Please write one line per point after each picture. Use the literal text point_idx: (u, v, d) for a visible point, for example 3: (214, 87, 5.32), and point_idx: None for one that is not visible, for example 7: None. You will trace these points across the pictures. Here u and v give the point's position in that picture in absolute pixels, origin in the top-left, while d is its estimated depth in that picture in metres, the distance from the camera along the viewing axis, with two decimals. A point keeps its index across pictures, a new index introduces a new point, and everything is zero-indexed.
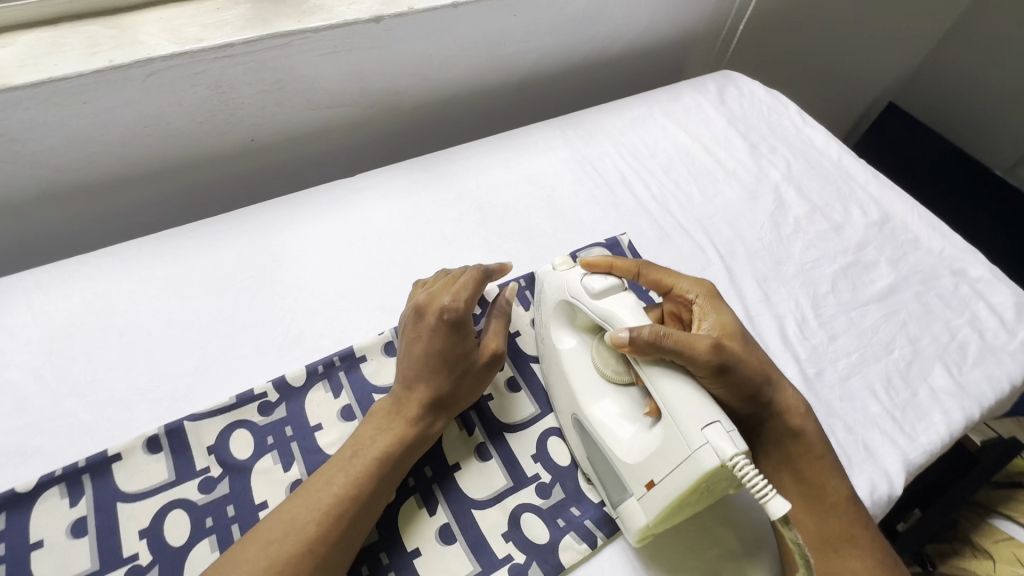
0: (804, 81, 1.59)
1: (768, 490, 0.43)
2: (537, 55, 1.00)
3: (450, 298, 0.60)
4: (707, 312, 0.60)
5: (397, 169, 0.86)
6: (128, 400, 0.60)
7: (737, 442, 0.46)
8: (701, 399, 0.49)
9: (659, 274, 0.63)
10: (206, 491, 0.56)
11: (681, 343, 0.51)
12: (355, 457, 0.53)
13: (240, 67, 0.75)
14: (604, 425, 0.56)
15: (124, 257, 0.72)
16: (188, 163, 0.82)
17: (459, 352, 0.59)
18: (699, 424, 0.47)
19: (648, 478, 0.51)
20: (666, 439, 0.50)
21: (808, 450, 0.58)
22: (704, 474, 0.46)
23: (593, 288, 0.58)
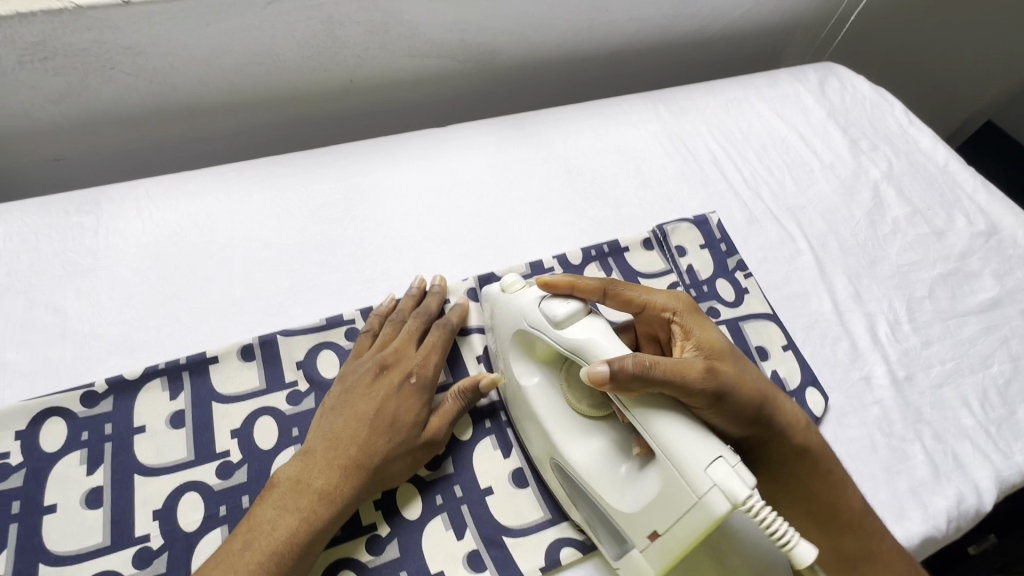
0: (901, 86, 1.50)
1: (791, 536, 0.39)
2: (635, 25, 0.97)
3: (414, 359, 0.57)
4: (690, 329, 0.52)
5: (487, 124, 0.85)
6: (226, 310, 0.63)
7: (747, 477, 0.41)
8: (701, 432, 0.43)
9: (629, 292, 0.55)
10: (294, 403, 0.57)
11: (669, 369, 0.44)
12: (295, 500, 0.48)
13: (353, 5, 0.76)
14: (593, 471, 0.50)
15: (225, 176, 0.74)
16: (288, 97, 0.84)
17: (413, 419, 0.54)
18: (703, 466, 0.42)
19: (650, 528, 0.46)
20: (665, 487, 0.44)
21: (818, 466, 0.52)
22: (715, 520, 0.41)
23: (554, 317, 0.50)
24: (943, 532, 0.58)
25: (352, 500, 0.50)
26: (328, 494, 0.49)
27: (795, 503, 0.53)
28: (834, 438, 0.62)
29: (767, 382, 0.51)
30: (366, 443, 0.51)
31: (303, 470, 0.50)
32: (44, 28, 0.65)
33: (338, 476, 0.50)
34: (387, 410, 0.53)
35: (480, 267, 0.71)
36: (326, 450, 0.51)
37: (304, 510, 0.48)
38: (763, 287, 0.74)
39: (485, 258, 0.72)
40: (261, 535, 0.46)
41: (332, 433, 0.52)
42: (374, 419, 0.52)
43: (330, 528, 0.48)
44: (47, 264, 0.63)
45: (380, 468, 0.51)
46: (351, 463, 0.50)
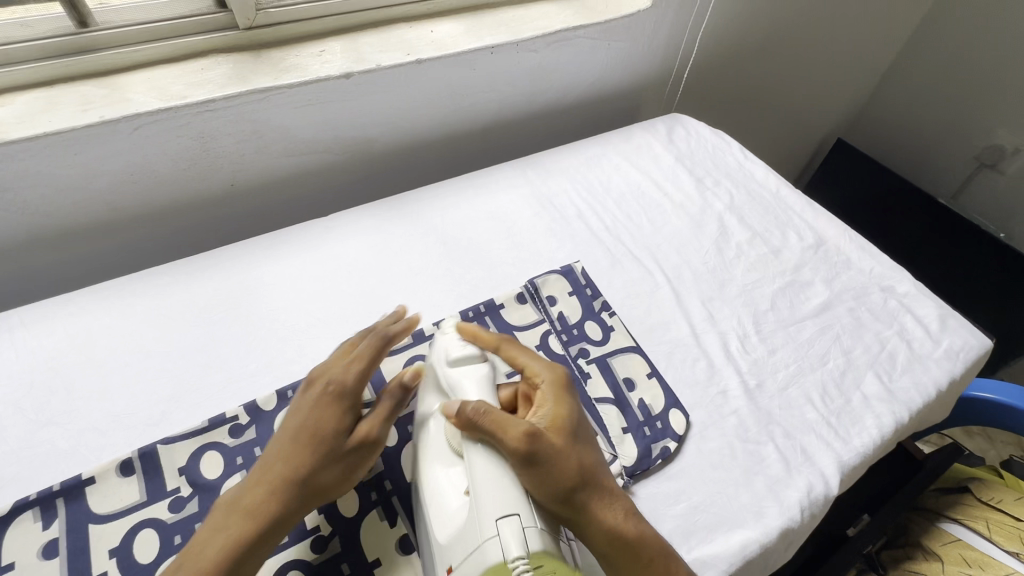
0: (754, 122, 1.72)
1: None
2: (498, 104, 1.09)
3: (336, 370, 0.60)
4: (545, 400, 0.58)
5: (368, 210, 0.92)
6: (104, 427, 0.64)
7: (525, 542, 0.47)
8: (506, 486, 0.50)
9: (516, 353, 0.63)
10: (175, 511, 0.58)
11: (494, 425, 0.52)
12: (226, 521, 0.52)
13: (222, 120, 0.82)
14: (433, 497, 0.54)
15: (105, 293, 0.76)
16: (170, 208, 0.88)
17: (334, 427, 0.56)
18: (495, 516, 0.48)
19: (448, 562, 0.50)
20: (468, 524, 0.50)
21: (639, 556, 0.54)
22: (487, 568, 0.47)
23: (450, 355, 0.61)
24: (798, 521, 0.64)
25: (289, 512, 0.53)
26: (257, 508, 0.52)
27: None
28: (697, 451, 0.69)
29: (596, 467, 0.56)
30: (290, 456, 0.54)
31: (235, 495, 0.54)
32: None
33: (266, 491, 0.53)
34: (309, 424, 0.56)
35: None
36: (263, 470, 0.54)
37: (235, 526, 0.51)
38: (627, 322, 0.82)
39: None
40: (200, 548, 0.50)
41: (267, 455, 0.56)
42: (298, 436, 0.55)
43: (267, 539, 0.52)
44: None
45: (310, 479, 0.54)
46: (283, 475, 0.54)
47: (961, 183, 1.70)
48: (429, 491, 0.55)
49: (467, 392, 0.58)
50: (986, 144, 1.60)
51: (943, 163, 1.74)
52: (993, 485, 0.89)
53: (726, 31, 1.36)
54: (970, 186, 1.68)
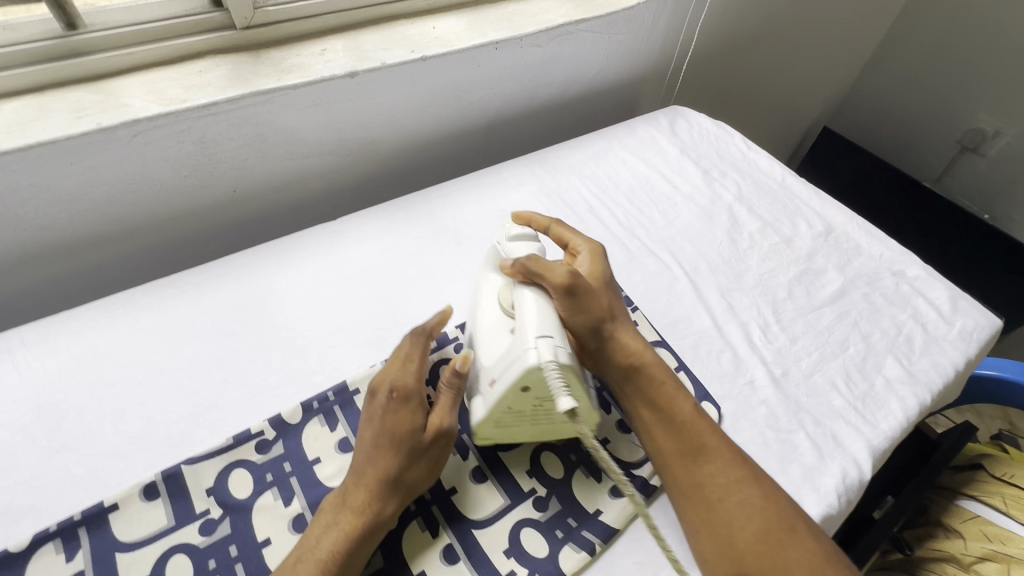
0: (745, 111, 1.73)
1: (560, 391, 0.52)
2: (501, 100, 1.07)
3: (393, 375, 0.58)
4: (582, 261, 0.71)
5: (377, 213, 0.90)
6: (123, 450, 0.61)
7: (557, 354, 0.54)
8: (543, 313, 0.58)
9: (563, 232, 0.75)
10: (206, 534, 0.56)
11: (542, 267, 0.62)
12: (332, 522, 0.53)
13: (223, 123, 0.79)
14: (482, 333, 0.62)
15: (110, 309, 0.72)
16: (170, 217, 0.84)
17: (411, 428, 0.55)
18: (534, 334, 0.56)
19: (490, 377, 0.58)
20: (511, 347, 0.57)
21: (653, 380, 0.64)
22: (523, 370, 0.54)
23: (509, 233, 0.71)
24: (837, 508, 0.64)
25: (386, 512, 0.54)
26: (363, 509, 0.53)
27: (644, 416, 0.64)
28: None
29: (619, 311, 0.68)
30: (377, 461, 0.55)
31: (334, 499, 0.55)
32: None
33: (364, 494, 0.54)
34: (386, 429, 0.55)
35: (387, 350, 0.73)
36: (353, 477, 0.55)
37: (344, 528, 0.52)
38: (650, 317, 0.82)
39: (390, 341, 0.74)
40: (306, 552, 0.51)
41: (355, 463, 0.56)
42: (377, 440, 0.55)
43: (369, 540, 0.53)
44: None
45: (399, 479, 0.55)
46: (374, 478, 0.54)
47: (945, 166, 1.74)
48: (477, 336, 0.63)
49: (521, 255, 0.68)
50: (967, 128, 1.64)
51: (926, 144, 1.77)
52: (1003, 460, 0.91)
53: (719, 24, 1.37)
54: (953, 169, 1.71)
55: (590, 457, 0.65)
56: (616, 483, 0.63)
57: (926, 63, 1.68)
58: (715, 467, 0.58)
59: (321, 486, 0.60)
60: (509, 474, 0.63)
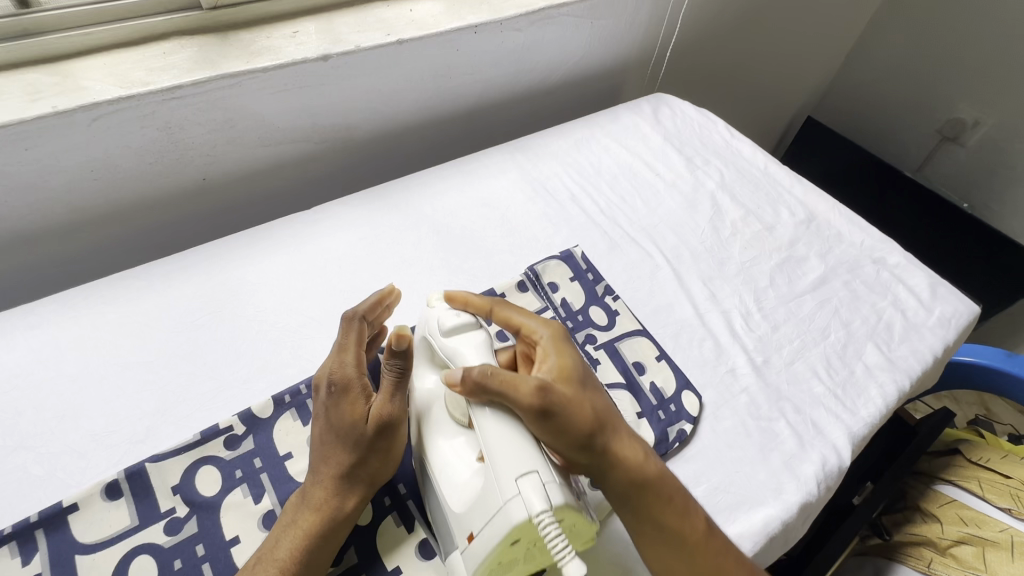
0: (729, 99, 1.73)
1: (564, 554, 0.44)
2: (482, 86, 1.05)
3: (327, 368, 0.55)
4: (548, 354, 0.57)
5: (354, 201, 0.88)
6: (84, 448, 0.58)
7: (547, 496, 0.46)
8: (518, 445, 0.49)
9: (510, 313, 0.61)
10: (173, 533, 0.54)
11: (505, 383, 0.50)
12: (291, 516, 0.51)
13: (190, 108, 0.76)
14: (445, 471, 0.53)
15: (72, 302, 0.69)
16: (136, 205, 0.81)
17: (350, 419, 0.52)
18: (513, 475, 0.47)
19: (469, 529, 0.49)
20: (487, 488, 0.49)
21: (659, 497, 0.54)
22: (511, 529, 0.45)
23: (443, 325, 0.58)
24: (816, 495, 0.64)
25: (347, 509, 0.52)
26: (321, 506, 0.51)
27: (653, 541, 0.54)
28: (712, 432, 0.68)
29: (607, 412, 0.55)
30: (329, 456, 0.53)
31: (295, 496, 0.53)
32: None
33: (320, 489, 0.52)
34: (332, 425, 0.53)
35: None
36: (309, 475, 0.53)
37: (303, 526, 0.51)
38: (631, 306, 0.81)
39: None
40: (264, 556, 0.49)
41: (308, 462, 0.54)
42: (326, 439, 0.53)
43: (331, 538, 0.51)
44: None
45: (355, 475, 0.53)
46: (329, 475, 0.52)
47: (925, 155, 1.75)
48: (439, 469, 0.53)
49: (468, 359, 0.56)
50: (948, 117, 1.65)
51: (908, 134, 1.78)
52: (983, 445, 0.92)
53: (703, 11, 1.35)
54: (934, 159, 1.73)
55: None
56: None
57: (908, 52, 1.68)
58: None
59: (293, 482, 0.58)
60: None
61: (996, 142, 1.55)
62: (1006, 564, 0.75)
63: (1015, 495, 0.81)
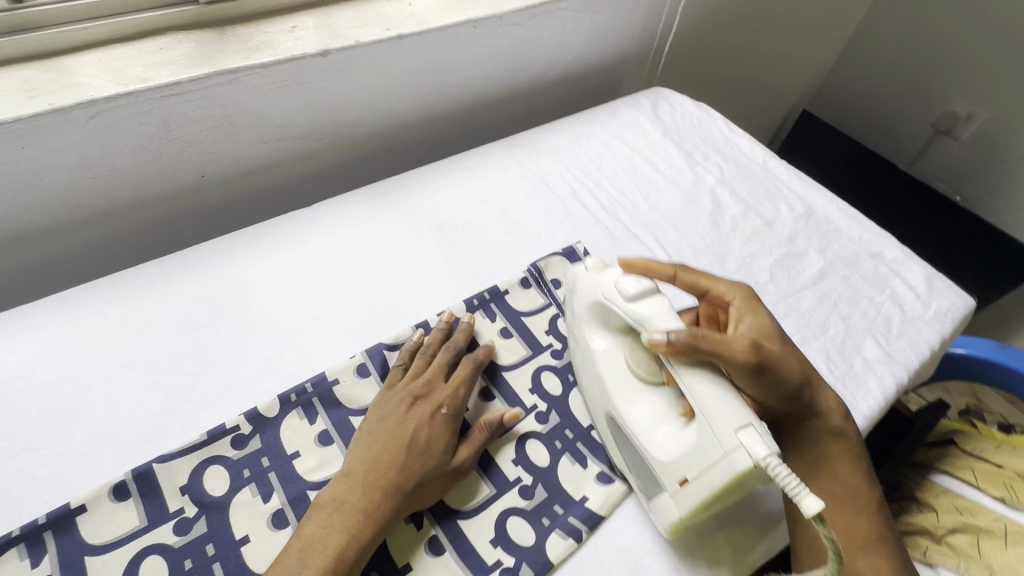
0: (726, 93, 1.73)
1: (798, 489, 0.45)
2: (481, 82, 1.04)
3: (445, 393, 0.62)
4: (744, 315, 0.64)
5: (355, 198, 0.87)
6: (89, 449, 0.58)
7: (769, 444, 0.49)
8: (733, 400, 0.52)
9: (696, 278, 0.68)
10: (182, 533, 0.54)
11: (717, 344, 0.54)
12: (339, 515, 0.53)
13: (189, 104, 0.75)
14: (637, 426, 0.58)
15: (72, 301, 0.69)
16: (136, 203, 0.80)
17: (443, 447, 0.58)
18: (733, 428, 0.50)
19: (680, 475, 0.54)
20: (700, 438, 0.52)
21: (844, 451, 0.63)
22: (738, 473, 0.49)
23: (627, 292, 0.60)
24: None
25: (388, 518, 0.54)
26: (372, 512, 0.53)
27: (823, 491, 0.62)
28: None
29: (808, 368, 0.63)
30: (404, 466, 0.56)
31: (345, 492, 0.54)
32: None
33: (378, 495, 0.54)
34: (421, 438, 0.58)
35: (367, 340, 0.71)
36: (367, 475, 0.55)
37: (350, 529, 0.52)
38: None
39: (371, 330, 0.72)
40: (314, 553, 0.50)
41: (369, 459, 0.56)
42: (408, 446, 0.57)
43: (374, 543, 0.53)
44: None
45: (416, 488, 0.55)
46: (393, 484, 0.55)
47: (919, 148, 1.76)
48: (633, 426, 0.59)
49: (654, 320, 0.57)
50: (942, 110, 1.66)
51: (901, 127, 1.79)
52: (974, 435, 0.94)
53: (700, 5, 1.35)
54: (927, 152, 1.74)
55: (576, 445, 0.65)
56: (601, 469, 0.63)
57: (902, 45, 1.69)
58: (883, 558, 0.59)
59: (301, 481, 0.58)
60: (494, 463, 0.62)
61: (989, 136, 1.56)
62: (1000, 551, 0.77)
63: (1008, 484, 0.84)
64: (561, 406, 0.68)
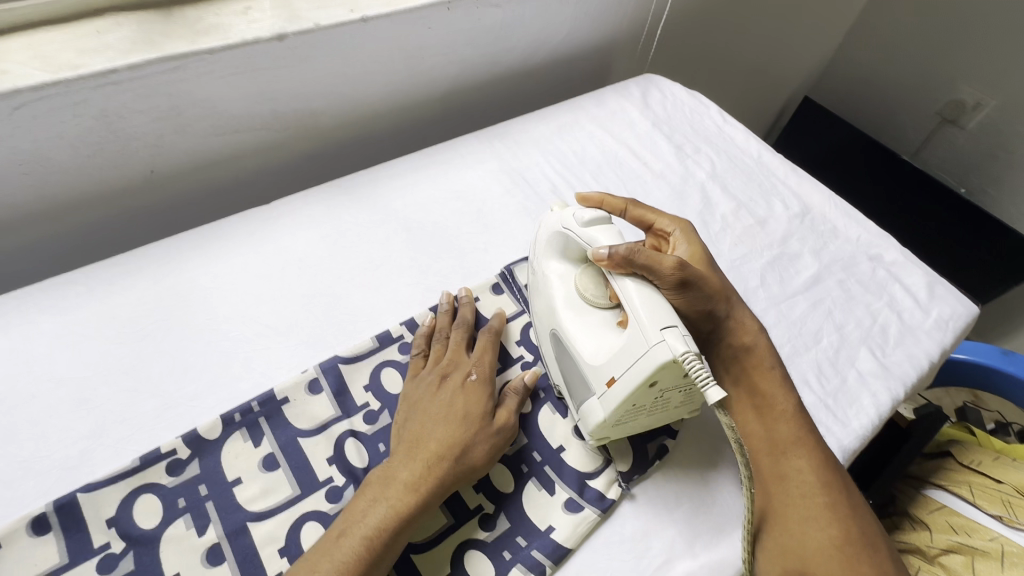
0: (724, 79, 1.65)
1: (707, 381, 0.49)
2: (458, 67, 0.97)
3: (470, 364, 0.62)
4: (680, 243, 0.70)
5: (317, 195, 0.81)
6: (10, 476, 0.53)
7: (689, 343, 0.51)
8: (660, 305, 0.55)
9: (644, 212, 0.73)
10: (106, 571, 0.49)
11: (649, 258, 0.57)
12: (386, 487, 0.52)
13: (128, 94, 0.69)
14: (576, 334, 0.60)
15: (0, 310, 0.63)
16: (77, 200, 0.75)
17: (481, 413, 0.57)
18: (658, 326, 0.52)
19: (608, 375, 0.56)
20: (629, 341, 0.55)
21: (759, 364, 0.65)
22: (657, 367, 0.51)
23: (582, 218, 0.63)
24: None
25: (435, 490, 0.52)
26: (416, 483, 0.52)
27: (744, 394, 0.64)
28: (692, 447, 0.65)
29: (732, 291, 0.68)
30: (444, 437, 0.55)
31: (388, 468, 0.54)
32: None
33: (422, 467, 0.53)
34: (458, 407, 0.57)
35: (323, 352, 0.66)
36: (408, 449, 0.54)
37: (396, 501, 0.51)
38: None
39: (327, 341, 0.67)
40: (356, 524, 0.50)
41: (411, 433, 0.56)
42: (447, 417, 0.56)
43: (419, 516, 0.51)
44: None
45: (460, 459, 0.54)
46: (434, 453, 0.54)
47: (924, 138, 1.69)
48: (571, 336, 0.60)
49: (603, 239, 0.60)
50: (949, 98, 1.59)
51: (907, 115, 1.71)
52: (972, 447, 0.90)
53: None
54: (932, 141, 1.67)
55: (543, 469, 0.60)
56: (569, 496, 0.58)
57: (910, 29, 1.61)
58: (802, 465, 0.58)
59: (242, 511, 0.54)
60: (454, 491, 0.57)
61: (996, 126, 1.49)
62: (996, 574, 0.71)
63: (1007, 501, 0.78)
64: (529, 424, 0.63)
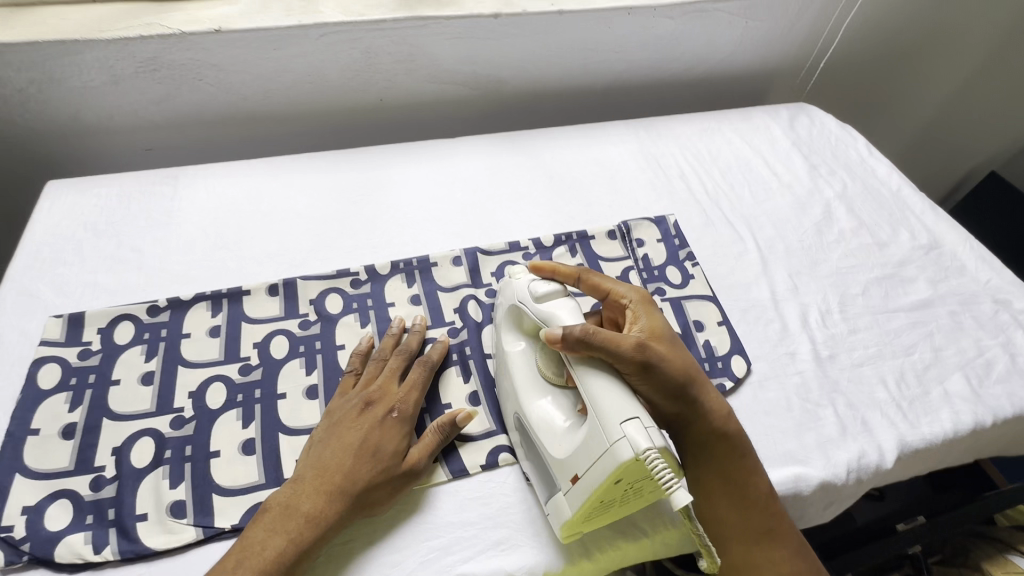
0: (891, 130, 1.61)
1: (673, 483, 0.48)
2: (623, 66, 1.15)
3: (397, 395, 0.62)
4: (639, 315, 0.61)
5: (489, 138, 1.03)
6: (262, 259, 0.80)
7: (653, 438, 0.49)
8: (625, 394, 0.53)
9: (600, 280, 0.65)
10: (304, 329, 0.72)
11: (608, 341, 0.54)
12: (255, 558, 0.52)
13: (386, 39, 0.96)
14: (542, 423, 0.59)
15: (274, 161, 0.93)
16: (328, 108, 1.05)
17: (393, 450, 0.59)
18: (619, 420, 0.51)
19: (573, 472, 0.54)
20: (589, 435, 0.53)
21: (732, 453, 0.60)
22: (620, 465, 0.49)
23: (536, 292, 0.62)
24: (842, 480, 0.66)
25: (333, 523, 0.54)
26: (315, 516, 0.54)
27: (712, 482, 0.60)
28: (753, 397, 0.71)
29: (698, 367, 0.60)
30: (350, 473, 0.56)
31: (293, 496, 0.56)
32: (156, 47, 0.87)
33: (325, 501, 0.55)
34: (372, 440, 0.58)
35: (467, 243, 0.86)
36: (314, 479, 0.56)
37: (292, 532, 0.53)
38: (709, 275, 0.85)
39: (472, 237, 0.87)
40: (252, 555, 0.52)
41: (319, 462, 0.57)
42: (360, 447, 0.58)
43: (317, 548, 0.54)
44: (132, 217, 0.83)
45: (361, 493, 0.56)
46: (335, 490, 0.55)
47: None
48: (533, 427, 0.59)
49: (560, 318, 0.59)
50: None
51: None
52: None
53: (874, 27, 1.31)
54: None
55: None
56: None
57: None
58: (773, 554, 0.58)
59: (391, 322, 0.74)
60: None
61: None
62: None
63: None
64: None
